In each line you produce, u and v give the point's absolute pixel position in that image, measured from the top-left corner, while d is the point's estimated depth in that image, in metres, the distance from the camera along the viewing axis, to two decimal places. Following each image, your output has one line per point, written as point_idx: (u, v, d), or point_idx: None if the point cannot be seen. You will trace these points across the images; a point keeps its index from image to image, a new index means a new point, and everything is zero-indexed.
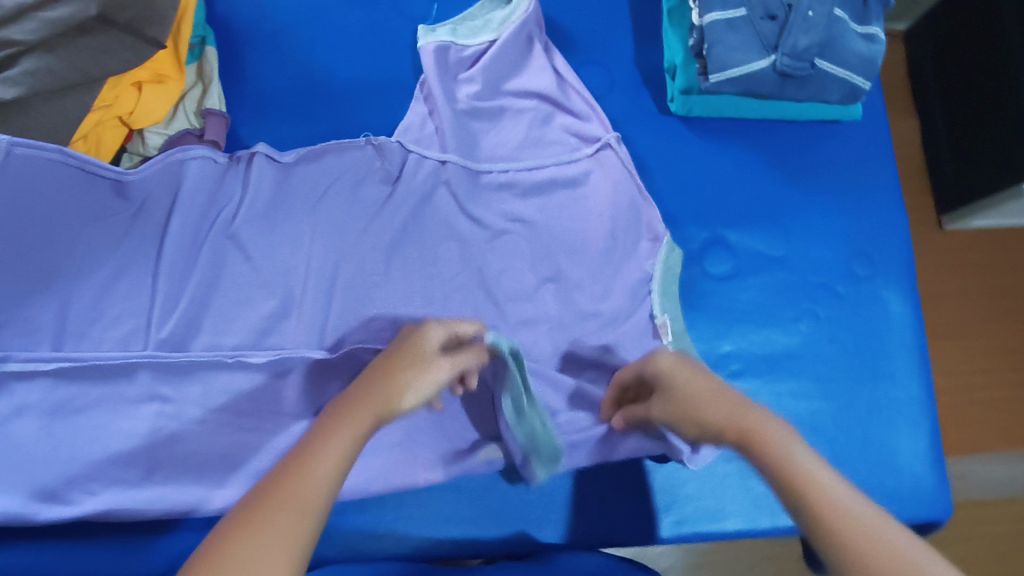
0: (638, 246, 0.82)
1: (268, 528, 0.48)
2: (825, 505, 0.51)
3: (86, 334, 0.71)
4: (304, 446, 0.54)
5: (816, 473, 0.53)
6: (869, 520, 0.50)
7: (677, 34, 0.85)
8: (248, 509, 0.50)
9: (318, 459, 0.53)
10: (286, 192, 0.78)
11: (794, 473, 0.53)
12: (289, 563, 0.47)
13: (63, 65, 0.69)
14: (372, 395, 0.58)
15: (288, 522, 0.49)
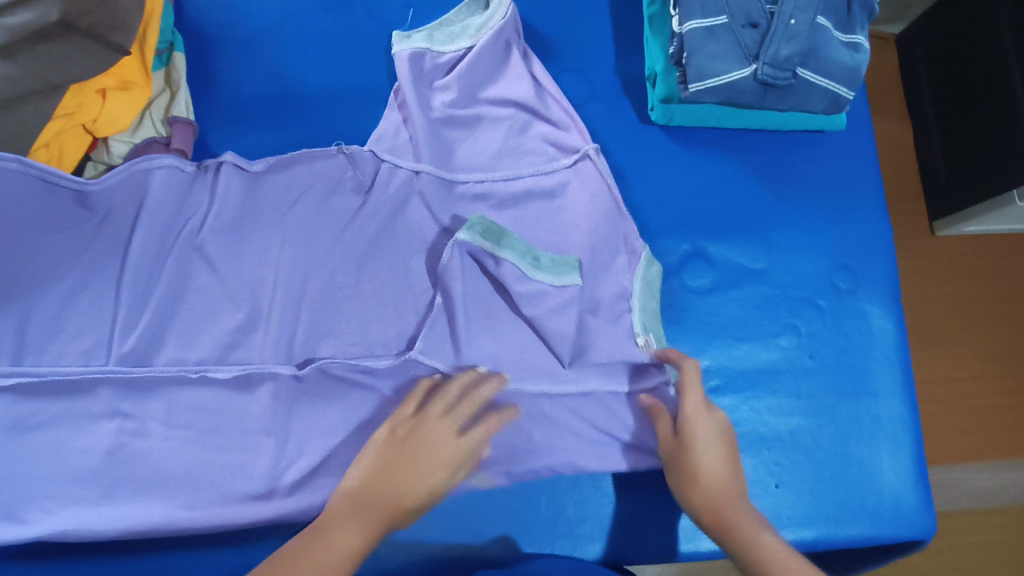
0: (615, 260, 0.79)
1: None
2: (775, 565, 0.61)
3: (47, 348, 0.70)
4: (327, 520, 0.62)
5: (775, 551, 0.62)
6: None
7: (658, 41, 0.83)
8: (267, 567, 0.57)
9: (337, 541, 0.60)
10: (255, 202, 0.76)
11: (755, 551, 0.62)
12: None
13: (22, 72, 0.65)
14: (396, 481, 0.65)
15: None
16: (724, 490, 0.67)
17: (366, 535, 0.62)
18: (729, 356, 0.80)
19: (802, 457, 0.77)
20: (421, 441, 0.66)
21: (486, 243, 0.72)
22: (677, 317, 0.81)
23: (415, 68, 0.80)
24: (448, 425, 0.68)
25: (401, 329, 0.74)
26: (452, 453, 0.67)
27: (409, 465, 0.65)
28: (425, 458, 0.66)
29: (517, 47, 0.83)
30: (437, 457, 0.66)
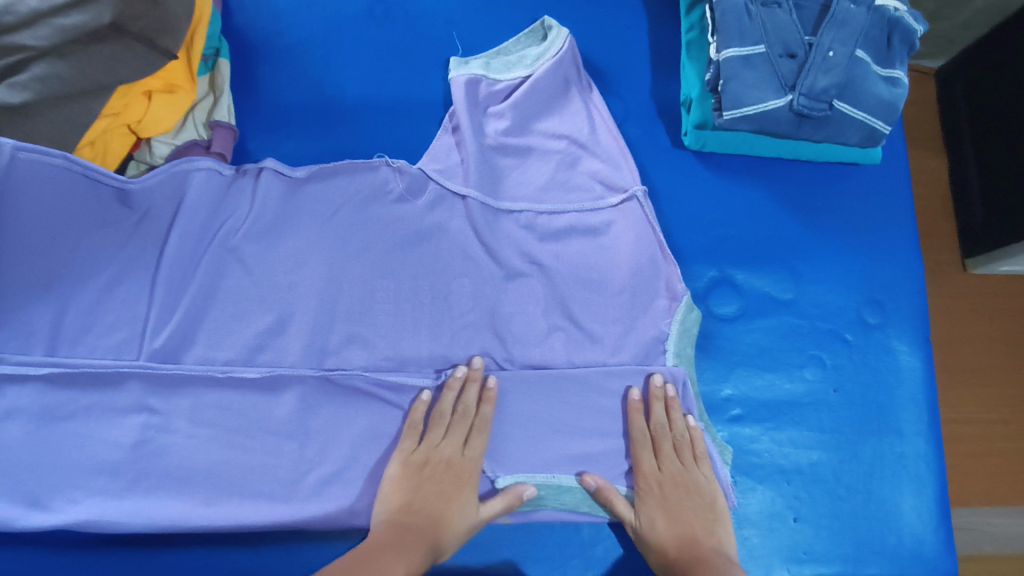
0: (654, 303, 0.79)
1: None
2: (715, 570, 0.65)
3: (79, 341, 0.72)
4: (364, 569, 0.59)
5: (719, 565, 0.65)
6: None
7: (693, 68, 0.84)
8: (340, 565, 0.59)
9: None
10: (293, 208, 0.78)
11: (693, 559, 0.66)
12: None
13: (72, 71, 0.69)
14: (442, 501, 0.68)
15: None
16: (692, 538, 0.69)
17: (412, 564, 0.62)
18: (753, 386, 0.80)
19: (822, 492, 0.77)
20: (437, 466, 0.70)
21: (537, 474, 0.73)
22: (703, 345, 0.81)
23: (472, 97, 0.82)
24: (451, 444, 0.71)
25: (434, 351, 0.76)
26: (456, 466, 0.71)
27: (431, 493, 0.69)
28: (454, 484, 0.70)
29: (575, 81, 0.85)
30: (466, 494, 0.69)
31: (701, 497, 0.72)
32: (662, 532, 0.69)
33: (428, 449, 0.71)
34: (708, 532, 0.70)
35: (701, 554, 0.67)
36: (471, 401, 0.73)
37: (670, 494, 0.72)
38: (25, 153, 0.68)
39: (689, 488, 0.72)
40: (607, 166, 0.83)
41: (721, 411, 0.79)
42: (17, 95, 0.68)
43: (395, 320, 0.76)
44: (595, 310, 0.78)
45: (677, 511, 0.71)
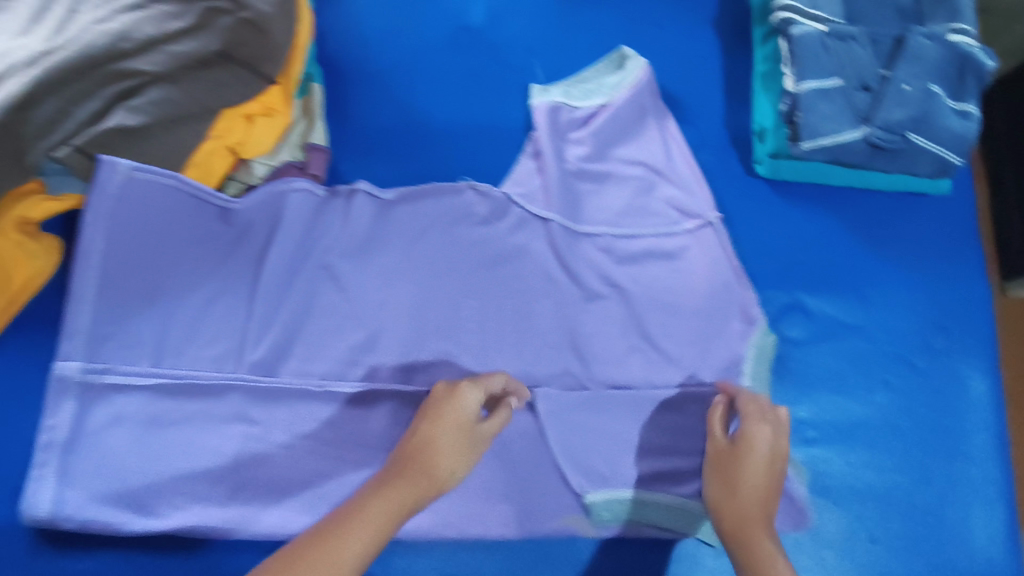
0: (729, 326, 0.82)
1: (322, 551, 0.59)
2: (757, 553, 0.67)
3: (182, 352, 0.75)
4: (330, 528, 0.61)
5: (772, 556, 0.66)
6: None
7: (767, 98, 0.87)
8: (315, 534, 0.60)
9: (345, 544, 0.60)
10: (384, 228, 0.81)
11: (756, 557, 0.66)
12: (357, 549, 0.60)
13: (183, 96, 0.74)
14: (438, 447, 0.68)
15: (335, 548, 0.59)
16: (751, 513, 0.69)
17: (393, 513, 0.63)
18: (826, 409, 0.82)
19: (895, 513, 0.79)
20: (436, 413, 0.70)
21: (619, 489, 0.77)
22: (777, 369, 0.83)
23: (552, 123, 0.85)
24: (473, 397, 0.70)
25: (518, 369, 0.79)
26: (462, 415, 0.70)
27: (427, 441, 0.69)
28: (453, 450, 0.69)
29: (651, 109, 0.88)
30: (466, 437, 0.70)
31: (778, 467, 0.72)
32: (739, 495, 0.70)
33: (431, 417, 0.70)
34: (760, 502, 0.70)
35: (748, 530, 0.68)
36: (469, 388, 0.71)
37: (754, 457, 0.71)
38: (143, 173, 0.72)
39: (778, 456, 0.72)
40: (683, 193, 0.86)
41: (795, 433, 0.81)
42: (133, 118, 0.72)
43: (481, 339, 0.79)
44: (669, 331, 0.81)
45: (745, 477, 0.71)
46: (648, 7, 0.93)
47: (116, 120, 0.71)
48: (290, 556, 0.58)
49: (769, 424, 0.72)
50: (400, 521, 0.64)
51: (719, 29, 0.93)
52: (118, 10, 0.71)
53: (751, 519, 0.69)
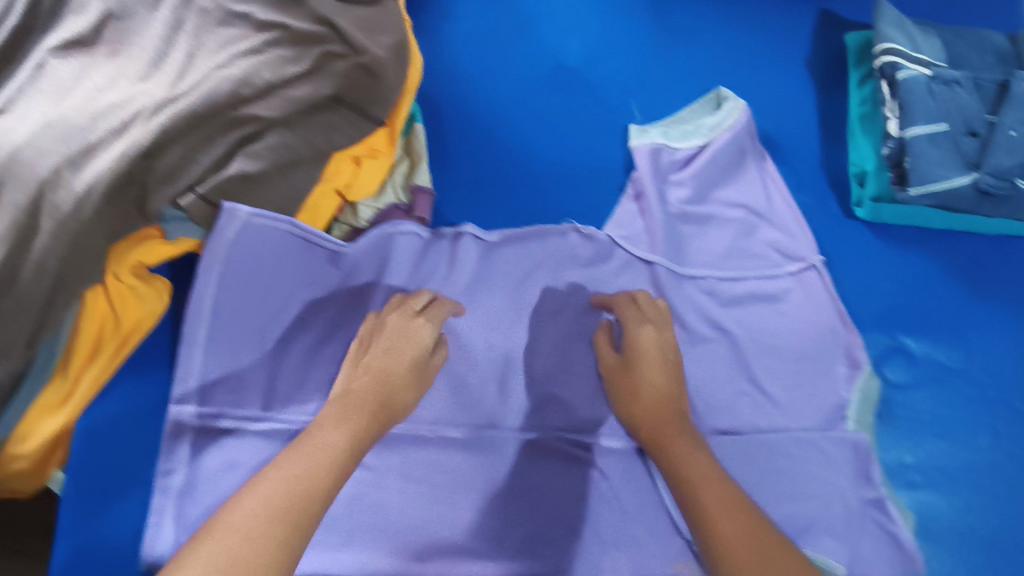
0: (836, 370, 0.82)
1: (273, 474, 0.57)
2: (684, 472, 0.67)
3: (293, 397, 0.75)
4: (275, 462, 0.59)
5: (686, 477, 0.66)
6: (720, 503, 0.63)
7: (869, 140, 0.88)
8: (270, 468, 0.58)
9: (292, 468, 0.58)
10: (490, 270, 0.81)
11: (683, 472, 0.67)
12: (305, 470, 0.58)
13: (299, 141, 0.74)
14: (393, 366, 0.71)
15: (285, 470, 0.58)
16: (654, 416, 0.72)
17: (347, 441, 0.62)
18: (932, 453, 0.81)
19: (1007, 557, 0.77)
20: (395, 333, 0.73)
21: None
22: (881, 412, 0.82)
23: (653, 166, 0.85)
24: (405, 312, 0.74)
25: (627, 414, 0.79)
26: (416, 338, 0.73)
27: (379, 363, 0.70)
28: (400, 366, 0.71)
29: (750, 151, 0.88)
30: (413, 358, 0.72)
31: (667, 362, 0.76)
32: (642, 396, 0.74)
33: (371, 344, 0.72)
34: (674, 403, 0.73)
35: (660, 434, 0.71)
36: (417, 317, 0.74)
37: (640, 362, 0.75)
38: (258, 220, 0.73)
39: (667, 355, 0.76)
40: (783, 237, 0.86)
41: (901, 476, 0.81)
42: (252, 164, 0.72)
43: (589, 384, 0.79)
44: (775, 373, 0.81)
45: (651, 386, 0.74)
46: (742, 46, 0.93)
47: (237, 167, 0.71)
48: (245, 493, 0.55)
49: (651, 324, 0.77)
50: (354, 452, 0.62)
51: (814, 69, 0.93)
52: (239, 55, 0.72)
53: (667, 415, 0.72)
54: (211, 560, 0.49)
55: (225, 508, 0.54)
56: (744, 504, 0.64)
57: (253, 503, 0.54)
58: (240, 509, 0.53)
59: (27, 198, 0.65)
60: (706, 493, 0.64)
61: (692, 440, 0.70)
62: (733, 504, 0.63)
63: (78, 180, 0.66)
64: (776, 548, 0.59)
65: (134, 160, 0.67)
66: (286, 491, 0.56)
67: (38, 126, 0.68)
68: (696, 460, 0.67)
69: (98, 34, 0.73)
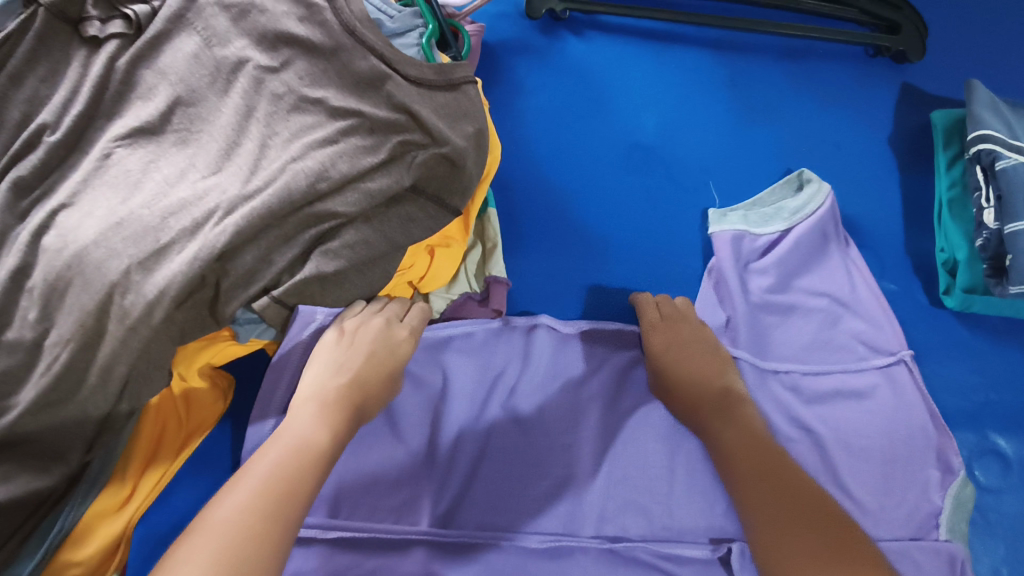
0: (928, 474, 0.77)
1: (249, 475, 0.56)
2: (722, 446, 0.68)
3: (359, 503, 0.70)
4: (254, 463, 0.58)
5: (730, 458, 0.67)
6: (755, 475, 0.64)
7: (959, 227, 0.84)
8: (245, 468, 0.57)
9: (271, 468, 0.56)
10: (562, 361, 0.79)
11: (729, 457, 0.67)
12: (287, 473, 0.56)
13: (377, 235, 0.70)
14: (375, 362, 0.70)
15: (265, 470, 0.56)
16: (694, 395, 0.72)
17: (332, 441, 0.62)
18: None
19: None
20: (379, 331, 0.72)
21: None
22: (979, 521, 0.77)
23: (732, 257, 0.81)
24: (393, 308, 0.74)
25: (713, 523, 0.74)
26: (396, 339, 0.72)
27: (361, 354, 0.70)
28: (378, 371, 0.70)
29: (833, 237, 0.84)
30: (389, 360, 0.71)
31: (707, 348, 0.76)
32: (676, 381, 0.73)
33: (353, 338, 0.70)
34: (715, 382, 0.73)
35: (702, 415, 0.71)
36: (395, 321, 0.73)
37: (664, 355, 0.75)
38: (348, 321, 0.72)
39: (698, 339, 0.76)
40: (870, 329, 0.82)
41: None
42: (329, 263, 0.68)
43: (671, 487, 0.75)
44: (862, 478, 0.75)
45: (685, 371, 0.74)
46: (822, 127, 0.91)
47: (313, 266, 0.67)
48: (224, 495, 0.54)
49: (664, 323, 0.78)
50: (334, 454, 0.62)
51: (896, 152, 0.91)
52: (313, 145, 0.68)
53: (707, 396, 0.72)
54: (196, 552, 0.48)
55: (200, 515, 0.53)
56: (782, 471, 0.64)
57: (228, 507, 0.52)
58: (215, 517, 0.51)
59: (97, 303, 0.63)
60: (744, 470, 0.65)
61: (736, 409, 0.71)
62: (772, 471, 0.64)
63: (149, 286, 0.63)
64: (813, 516, 0.59)
65: (207, 264, 0.63)
66: (267, 489, 0.55)
67: (107, 225, 0.64)
68: (732, 435, 0.68)
69: (166, 122, 0.70)
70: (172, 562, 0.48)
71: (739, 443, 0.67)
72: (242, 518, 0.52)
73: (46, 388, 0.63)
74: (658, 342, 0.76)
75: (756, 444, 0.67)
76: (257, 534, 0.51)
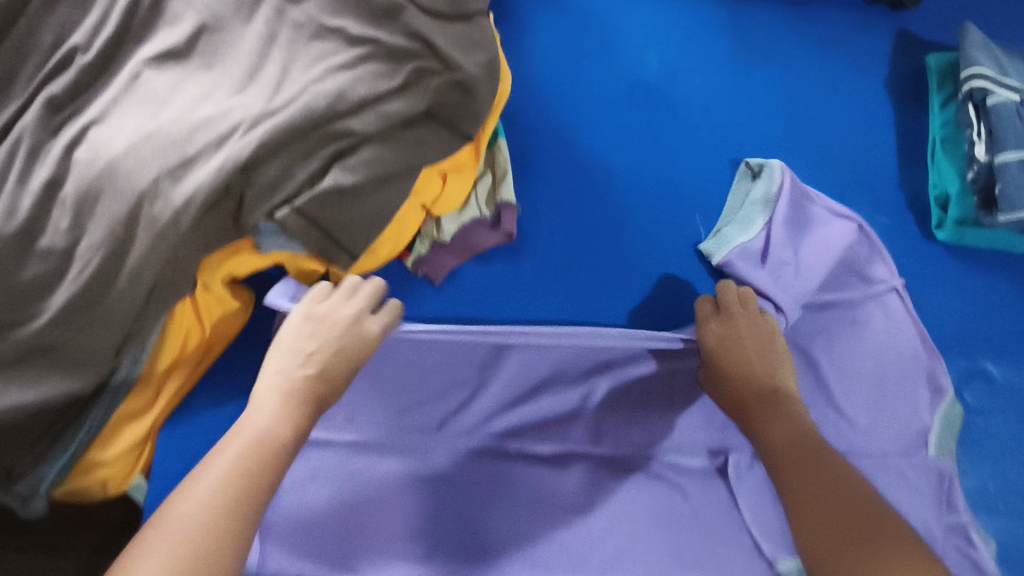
0: (917, 393, 0.81)
1: (215, 463, 0.58)
2: (769, 448, 0.68)
3: (379, 411, 0.78)
4: (217, 450, 0.59)
5: (777, 459, 0.67)
6: (801, 491, 0.64)
7: (952, 163, 0.88)
8: (212, 455, 0.59)
9: (235, 461, 0.58)
10: (568, 287, 0.83)
11: (773, 457, 0.67)
12: (251, 467, 0.58)
13: (392, 155, 0.73)
14: (336, 358, 0.68)
15: (231, 460, 0.58)
16: (747, 393, 0.71)
17: (293, 432, 0.62)
18: (1013, 480, 0.81)
19: None
20: (342, 322, 0.70)
21: None
22: (966, 438, 0.82)
23: (750, 260, 0.80)
24: (361, 301, 0.72)
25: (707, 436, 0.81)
26: (360, 337, 0.70)
27: (324, 347, 0.68)
28: (343, 364, 0.68)
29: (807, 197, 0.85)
30: (351, 355, 0.69)
31: (764, 342, 0.74)
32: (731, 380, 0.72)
33: (319, 329, 0.69)
34: (768, 377, 0.72)
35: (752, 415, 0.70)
36: (367, 313, 0.72)
37: (718, 352, 0.73)
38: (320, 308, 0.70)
39: (762, 338, 0.74)
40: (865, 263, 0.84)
41: (983, 503, 0.81)
42: (347, 178, 0.71)
43: (667, 403, 0.81)
44: (852, 393, 0.80)
45: (736, 368, 0.72)
46: (821, 69, 0.94)
47: (332, 179, 0.70)
48: (185, 488, 0.56)
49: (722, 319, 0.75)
50: (298, 440, 0.63)
51: (892, 92, 0.94)
52: (333, 69, 0.71)
53: (757, 397, 0.71)
54: (161, 546, 0.52)
55: (165, 506, 0.55)
56: (825, 472, 0.65)
57: (190, 501, 0.55)
58: (174, 514, 0.54)
59: (127, 210, 0.66)
60: (793, 484, 0.65)
61: (787, 409, 0.70)
62: (813, 474, 0.65)
63: (178, 193, 0.67)
64: (851, 528, 0.60)
65: (232, 173, 0.67)
66: (231, 481, 0.57)
67: (136, 137, 0.68)
68: (780, 437, 0.68)
69: (192, 46, 0.73)
70: (133, 557, 0.51)
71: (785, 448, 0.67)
72: (201, 513, 0.54)
73: (77, 293, 0.67)
74: (711, 337, 0.74)
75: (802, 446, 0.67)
76: (214, 530, 0.53)
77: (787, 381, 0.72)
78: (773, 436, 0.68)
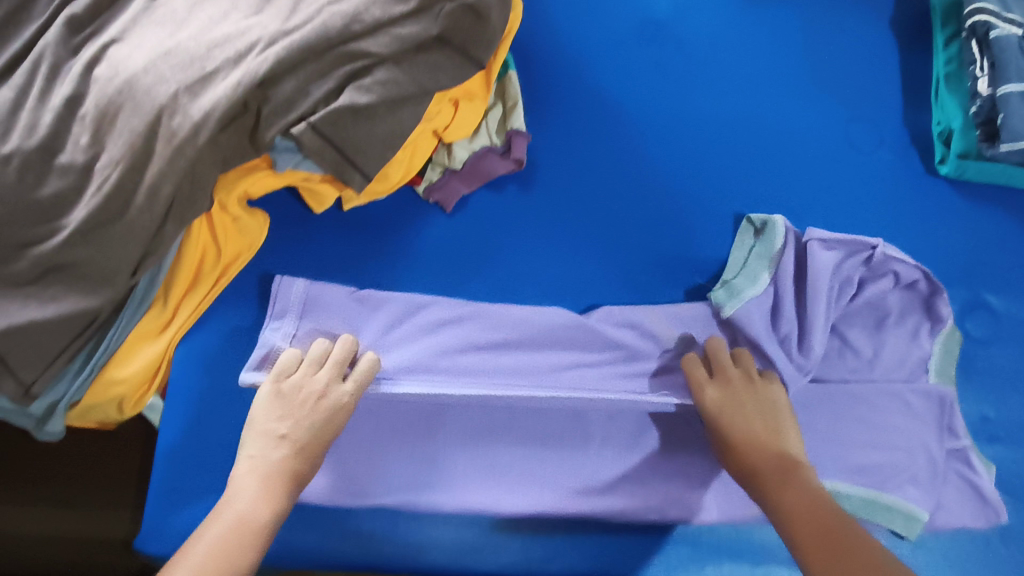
0: (916, 325, 0.84)
1: (197, 544, 0.60)
2: (783, 512, 0.66)
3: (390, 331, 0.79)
4: (199, 534, 0.61)
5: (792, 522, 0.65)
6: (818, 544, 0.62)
7: (955, 98, 0.90)
8: (194, 537, 0.61)
9: (219, 544, 0.60)
10: (578, 218, 0.85)
11: (787, 523, 0.65)
12: (236, 547, 0.60)
13: (406, 77, 0.73)
14: (312, 429, 0.69)
15: (219, 542, 0.60)
16: (753, 463, 0.71)
17: (273, 516, 0.64)
18: (1011, 408, 0.84)
19: None
20: (310, 397, 0.71)
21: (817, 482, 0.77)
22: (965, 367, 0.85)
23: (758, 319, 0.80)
24: (328, 372, 0.73)
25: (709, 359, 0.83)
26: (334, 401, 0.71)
27: (298, 419, 0.69)
28: (320, 439, 0.70)
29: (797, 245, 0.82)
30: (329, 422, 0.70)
31: (764, 410, 0.74)
32: (737, 442, 0.72)
33: (289, 407, 0.70)
34: (771, 447, 0.71)
35: (762, 474, 0.70)
36: (334, 384, 0.72)
37: (722, 416, 0.74)
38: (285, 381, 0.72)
39: (762, 411, 0.74)
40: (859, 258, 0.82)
41: (981, 430, 0.84)
42: (362, 96, 0.71)
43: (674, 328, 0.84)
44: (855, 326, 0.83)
45: (738, 432, 0.73)
46: (827, 9, 0.95)
47: (347, 98, 0.71)
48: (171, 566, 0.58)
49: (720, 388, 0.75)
50: (280, 518, 0.65)
51: (898, 31, 0.96)
52: None
53: (762, 467, 0.70)
54: None
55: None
56: (842, 531, 0.63)
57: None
58: None
59: (147, 123, 0.67)
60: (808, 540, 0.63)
61: (798, 476, 0.69)
62: (834, 539, 0.62)
63: (195, 108, 0.67)
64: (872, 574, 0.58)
65: (249, 89, 0.68)
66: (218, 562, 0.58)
67: (155, 54, 0.69)
68: (791, 499, 0.66)
69: None
70: None
71: (800, 510, 0.65)
72: None
73: (97, 206, 0.68)
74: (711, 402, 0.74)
75: (817, 508, 0.65)
76: None
77: (788, 435, 0.73)
78: (784, 505, 0.66)
